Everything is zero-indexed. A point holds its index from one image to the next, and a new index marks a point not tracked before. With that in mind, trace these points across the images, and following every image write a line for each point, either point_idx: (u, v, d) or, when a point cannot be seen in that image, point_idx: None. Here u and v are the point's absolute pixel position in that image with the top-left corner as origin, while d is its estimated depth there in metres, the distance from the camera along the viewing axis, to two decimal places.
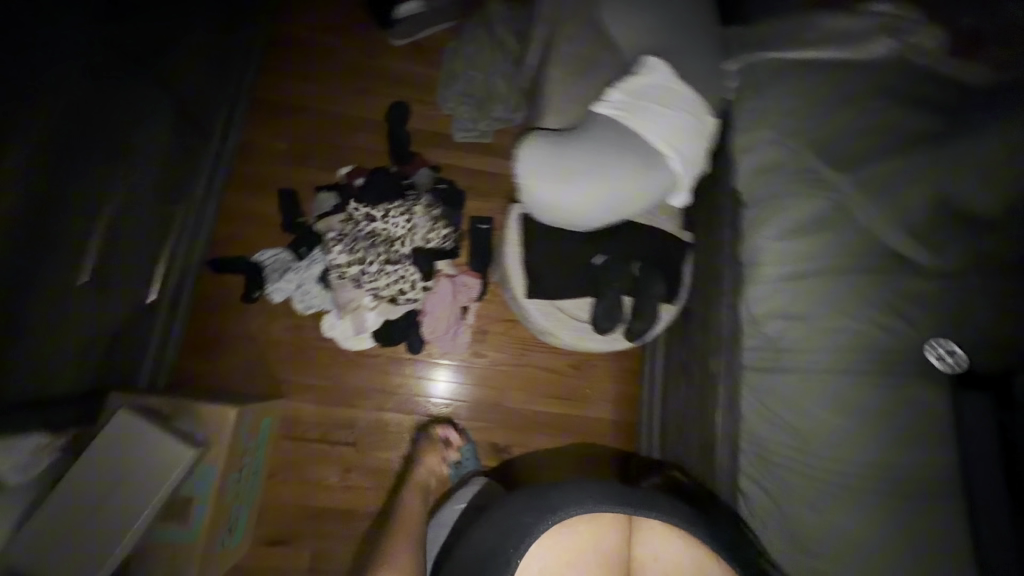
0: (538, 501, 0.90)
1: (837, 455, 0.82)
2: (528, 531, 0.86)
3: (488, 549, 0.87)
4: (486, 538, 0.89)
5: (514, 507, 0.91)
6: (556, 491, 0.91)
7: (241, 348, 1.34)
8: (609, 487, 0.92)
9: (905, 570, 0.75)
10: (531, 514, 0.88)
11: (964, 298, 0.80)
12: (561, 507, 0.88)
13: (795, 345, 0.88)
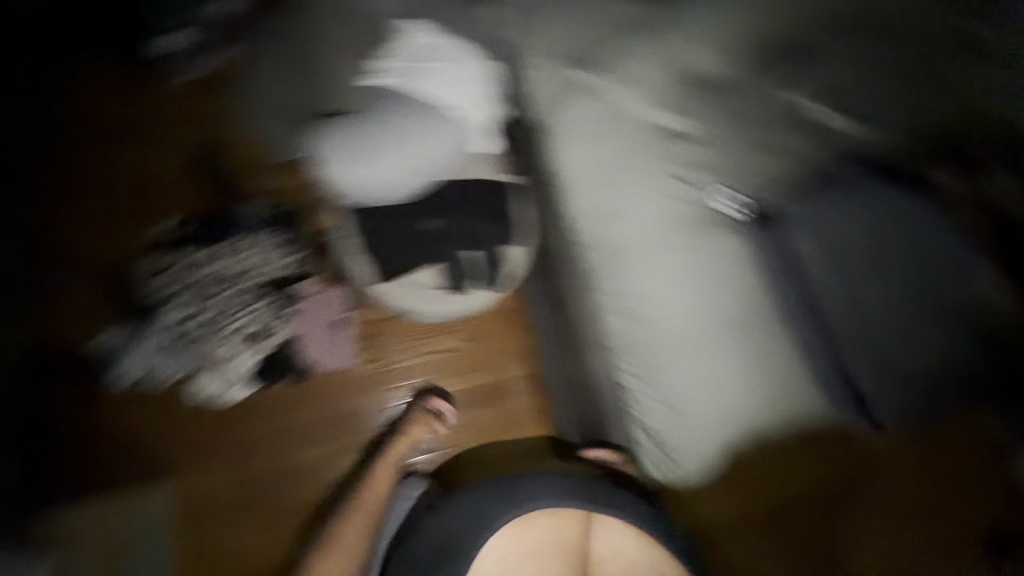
0: (494, 490, 1.02)
1: (688, 319, 0.97)
2: (489, 527, 0.99)
3: (453, 540, 0.99)
4: (448, 529, 1.00)
5: (472, 502, 1.01)
6: (518, 485, 1.02)
7: (116, 444, 1.24)
8: (570, 482, 1.02)
9: (750, 381, 0.97)
10: (495, 508, 1.00)
11: (735, 162, 0.99)
12: (520, 505, 1.00)
13: (632, 243, 0.99)
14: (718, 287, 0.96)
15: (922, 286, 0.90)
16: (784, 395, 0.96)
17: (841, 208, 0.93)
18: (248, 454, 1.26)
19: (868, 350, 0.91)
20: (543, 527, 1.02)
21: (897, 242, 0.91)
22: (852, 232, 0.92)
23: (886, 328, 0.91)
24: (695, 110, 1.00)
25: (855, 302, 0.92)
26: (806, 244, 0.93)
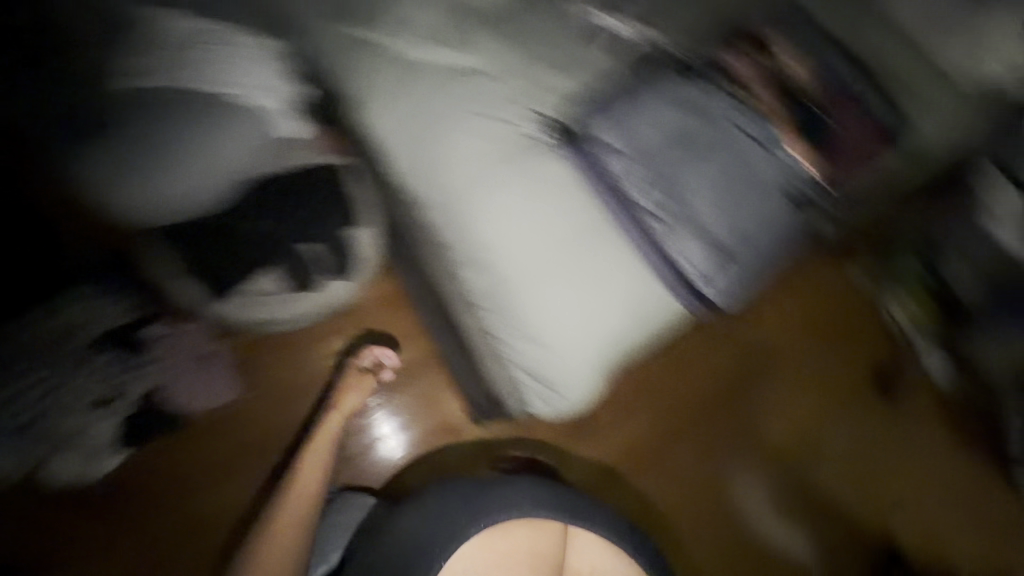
0: (463, 499, 1.15)
1: (530, 249, 0.97)
2: (457, 532, 1.11)
3: (422, 543, 1.10)
4: (416, 534, 1.11)
5: (438, 504, 1.14)
6: (494, 497, 1.15)
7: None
8: (546, 494, 1.17)
9: (600, 296, 1.00)
10: (466, 517, 1.12)
11: (532, 94, 1.01)
12: (494, 513, 1.13)
13: (457, 188, 0.96)
14: (549, 213, 0.97)
15: (719, 166, 1.00)
16: (632, 299, 1.01)
17: (641, 110, 0.99)
18: (179, 479, 1.22)
19: (690, 235, 0.98)
20: (518, 536, 1.16)
21: (692, 132, 1.00)
22: (656, 128, 0.98)
23: (699, 211, 0.98)
24: (487, 52, 1.02)
25: (669, 195, 0.98)
26: (618, 150, 0.97)
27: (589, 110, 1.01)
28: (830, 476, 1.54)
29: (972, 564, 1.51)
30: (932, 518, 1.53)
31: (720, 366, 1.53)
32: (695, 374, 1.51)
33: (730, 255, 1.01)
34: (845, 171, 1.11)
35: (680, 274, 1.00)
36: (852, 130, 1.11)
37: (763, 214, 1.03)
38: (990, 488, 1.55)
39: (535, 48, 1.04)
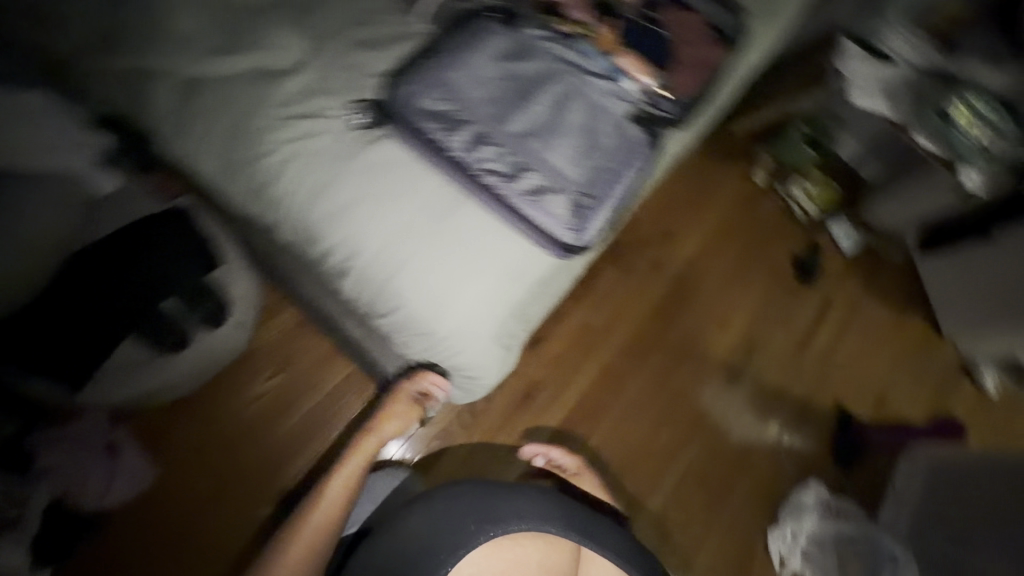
0: (476, 512, 1.11)
1: (382, 236, 0.88)
2: (464, 535, 1.09)
3: (430, 540, 1.08)
4: (426, 530, 1.09)
5: (451, 511, 1.11)
6: (503, 508, 1.13)
7: None
8: (547, 504, 1.16)
9: (478, 261, 0.89)
10: (475, 522, 1.10)
11: (343, 72, 0.91)
12: (498, 523, 1.11)
13: (285, 197, 0.89)
14: (382, 199, 0.88)
15: (553, 101, 0.95)
16: (496, 267, 0.89)
17: (456, 66, 0.92)
18: (187, 522, 1.19)
19: (536, 181, 0.89)
20: (517, 539, 1.15)
21: (516, 80, 0.94)
22: (475, 83, 0.92)
23: (540, 156, 0.90)
24: (280, 29, 0.91)
25: (503, 144, 0.90)
26: (437, 111, 0.89)
27: (398, 72, 0.90)
28: (757, 358, 1.81)
29: (870, 406, 1.83)
30: (838, 383, 1.84)
31: (641, 289, 1.78)
32: (624, 300, 1.74)
33: (586, 192, 0.91)
34: (681, 79, 1.06)
35: (538, 223, 0.88)
36: (677, 42, 1.09)
37: (613, 142, 0.95)
38: (871, 339, 1.94)
39: (335, 14, 0.94)
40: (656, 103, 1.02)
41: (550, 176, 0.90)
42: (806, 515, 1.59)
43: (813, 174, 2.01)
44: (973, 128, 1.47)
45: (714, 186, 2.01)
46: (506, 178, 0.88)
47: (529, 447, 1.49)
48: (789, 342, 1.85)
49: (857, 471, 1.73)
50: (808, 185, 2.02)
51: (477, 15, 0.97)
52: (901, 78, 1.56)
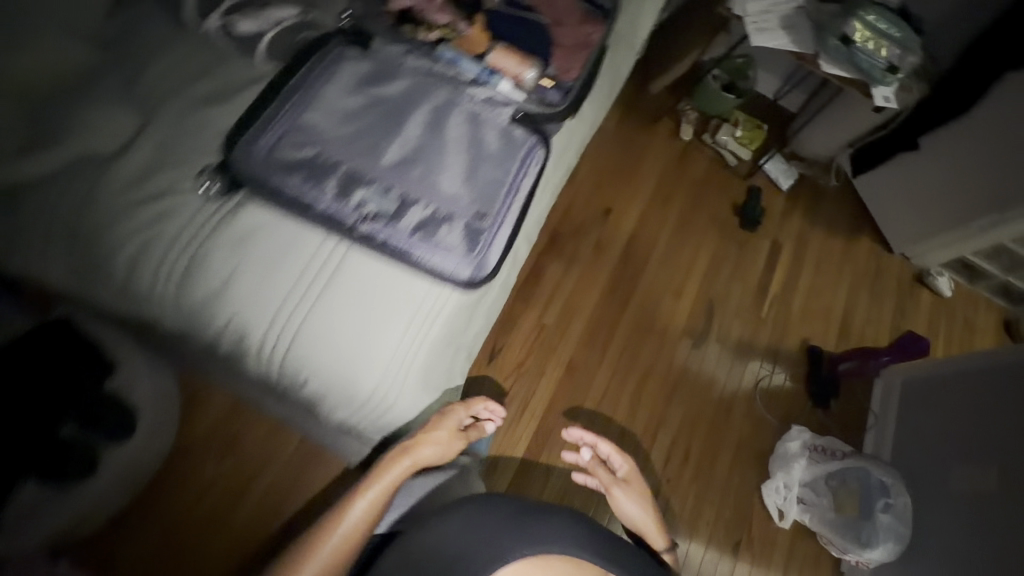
0: (513, 524, 0.85)
1: (267, 310, 0.77)
2: (498, 556, 0.81)
3: (458, 553, 0.81)
4: (454, 541, 0.83)
5: (486, 520, 0.85)
6: (545, 521, 0.88)
7: None
8: (591, 532, 0.89)
9: (378, 313, 0.79)
10: (513, 538, 0.84)
11: (185, 141, 0.80)
12: (538, 539, 0.84)
13: (145, 294, 0.76)
14: (258, 270, 0.77)
15: (426, 121, 0.86)
16: (402, 318, 0.79)
17: (311, 106, 0.82)
18: None
19: (423, 215, 0.80)
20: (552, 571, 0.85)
21: (383, 108, 0.85)
22: (337, 122, 0.83)
23: (422, 187, 0.82)
24: (104, 98, 0.79)
25: (378, 183, 0.81)
26: (298, 161, 0.79)
27: (246, 126, 0.80)
28: (718, 317, 1.79)
29: (833, 338, 1.85)
30: (800, 322, 1.84)
31: (589, 276, 1.74)
32: (574, 291, 1.70)
33: (480, 215, 0.83)
34: (562, 65, 1.00)
35: (433, 261, 0.79)
36: (550, 25, 1.02)
37: (501, 152, 0.87)
38: (824, 272, 1.94)
39: (167, 70, 0.83)
40: (542, 99, 0.95)
41: (437, 206, 0.82)
42: (794, 464, 1.57)
43: (738, 119, 2.04)
44: (872, 47, 1.44)
45: (642, 155, 1.97)
46: (388, 220, 0.79)
47: (574, 429, 1.36)
48: (745, 294, 1.84)
49: (834, 406, 1.75)
50: (735, 132, 2.02)
51: (327, 43, 0.87)
52: (793, 10, 1.52)
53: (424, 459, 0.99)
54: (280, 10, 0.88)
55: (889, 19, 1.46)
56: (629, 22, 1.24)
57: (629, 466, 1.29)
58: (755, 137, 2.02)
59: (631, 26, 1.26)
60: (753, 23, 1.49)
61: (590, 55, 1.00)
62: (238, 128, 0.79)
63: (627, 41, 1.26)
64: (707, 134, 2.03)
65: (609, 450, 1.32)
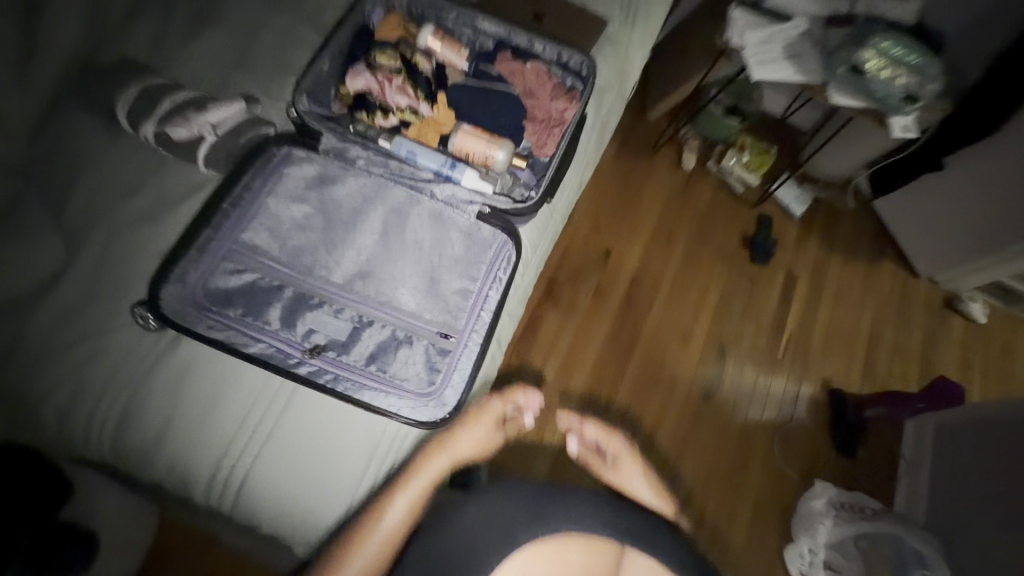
0: (528, 507, 0.71)
1: (206, 457, 0.69)
2: (508, 547, 0.66)
3: (468, 545, 0.66)
4: (467, 535, 0.68)
5: (500, 508, 0.70)
6: (568, 498, 0.73)
7: None
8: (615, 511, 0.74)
9: (334, 450, 0.72)
10: (529, 522, 0.69)
11: (116, 268, 0.73)
12: (559, 526, 0.70)
13: (76, 444, 0.69)
14: (198, 413, 0.69)
15: (382, 227, 0.78)
16: (359, 452, 0.73)
17: (252, 222, 0.75)
18: None
19: (378, 339, 0.73)
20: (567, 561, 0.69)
21: (332, 217, 0.77)
22: (280, 237, 0.75)
23: (376, 305, 0.74)
24: (38, 229, 0.72)
25: (327, 306, 0.73)
26: (237, 288, 0.71)
27: (180, 249, 0.70)
28: (731, 360, 1.63)
29: (858, 380, 1.67)
30: (821, 359, 1.68)
31: (590, 324, 1.58)
32: (578, 337, 1.54)
33: (444, 333, 0.75)
34: (535, 139, 0.92)
35: (393, 393, 0.71)
36: (522, 99, 0.92)
37: (467, 255, 0.79)
38: (845, 304, 1.76)
39: (101, 187, 0.76)
40: (515, 185, 0.87)
41: (395, 326, 0.74)
42: (819, 522, 1.41)
43: (744, 142, 1.83)
44: (887, 75, 1.30)
45: (644, 183, 1.81)
46: (339, 349, 0.71)
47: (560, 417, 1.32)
48: (760, 333, 1.68)
49: (862, 454, 1.59)
50: (741, 156, 1.82)
51: (267, 145, 0.78)
52: (797, 36, 1.38)
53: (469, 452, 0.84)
54: (220, 102, 0.79)
55: (908, 44, 1.32)
56: (609, 72, 1.13)
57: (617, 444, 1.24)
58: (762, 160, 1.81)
59: (610, 72, 1.14)
60: (753, 55, 1.36)
61: (567, 128, 0.90)
62: (172, 253, 0.70)
63: (611, 88, 1.14)
64: (709, 161, 1.86)
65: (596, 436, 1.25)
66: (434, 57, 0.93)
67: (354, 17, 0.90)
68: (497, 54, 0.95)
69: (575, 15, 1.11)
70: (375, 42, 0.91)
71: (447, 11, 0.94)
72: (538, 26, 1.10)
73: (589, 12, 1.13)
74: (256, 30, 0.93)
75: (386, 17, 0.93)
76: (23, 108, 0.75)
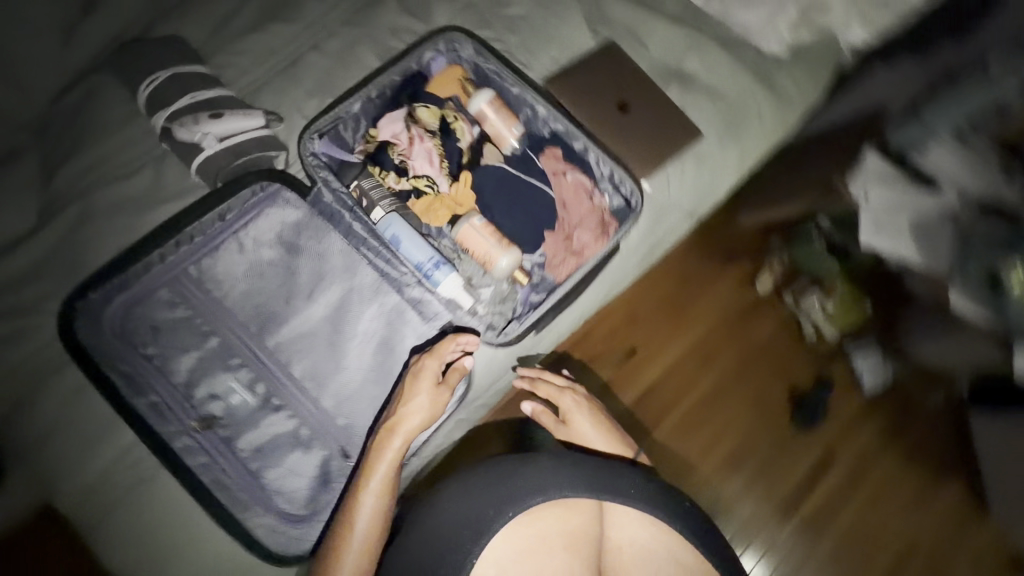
0: (497, 484, 0.71)
1: (63, 480, 0.64)
2: (485, 530, 0.67)
3: (445, 541, 0.67)
4: (445, 523, 0.68)
5: (466, 498, 0.70)
6: (524, 469, 0.72)
7: None
8: (583, 474, 0.72)
9: (184, 526, 0.65)
10: (495, 505, 0.69)
11: (72, 251, 0.70)
12: (528, 495, 0.70)
13: None
14: (74, 440, 0.65)
15: (336, 305, 0.70)
16: (213, 549, 0.66)
17: (207, 255, 0.69)
18: None
19: (278, 431, 0.65)
20: (544, 523, 0.73)
21: (291, 276, 0.70)
22: (232, 279, 0.69)
23: (293, 392, 0.67)
24: (21, 189, 0.72)
25: (241, 375, 0.66)
26: (161, 320, 0.66)
27: (110, 274, 0.65)
28: (731, 511, 1.40)
29: None
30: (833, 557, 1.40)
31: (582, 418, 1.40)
32: None
33: (346, 453, 0.66)
34: (549, 255, 0.79)
35: (257, 506, 0.62)
36: (553, 206, 0.81)
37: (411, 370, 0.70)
38: (885, 514, 1.44)
39: (95, 164, 0.74)
40: (505, 300, 0.78)
41: (302, 424, 0.66)
42: None
43: (835, 285, 1.44)
44: None
45: (706, 291, 1.53)
46: (230, 432, 0.64)
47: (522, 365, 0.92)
48: (767, 500, 1.42)
49: None
50: (825, 301, 1.46)
51: (246, 181, 0.70)
52: (936, 215, 1.02)
53: (413, 432, 0.64)
54: (234, 112, 0.75)
55: None
56: (683, 189, 0.98)
57: (566, 395, 0.91)
58: (847, 318, 1.44)
59: (684, 189, 0.98)
60: (869, 214, 1.03)
61: (581, 265, 0.77)
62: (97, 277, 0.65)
63: (681, 207, 0.98)
64: (788, 291, 1.51)
65: (547, 393, 0.91)
66: (482, 124, 0.81)
67: (409, 60, 0.79)
68: (548, 147, 0.83)
69: (669, 115, 0.96)
70: (425, 91, 0.82)
71: (512, 82, 0.81)
72: (619, 118, 0.95)
73: (686, 116, 0.97)
74: (319, 41, 0.87)
75: (449, 66, 0.82)
76: (63, 68, 0.76)
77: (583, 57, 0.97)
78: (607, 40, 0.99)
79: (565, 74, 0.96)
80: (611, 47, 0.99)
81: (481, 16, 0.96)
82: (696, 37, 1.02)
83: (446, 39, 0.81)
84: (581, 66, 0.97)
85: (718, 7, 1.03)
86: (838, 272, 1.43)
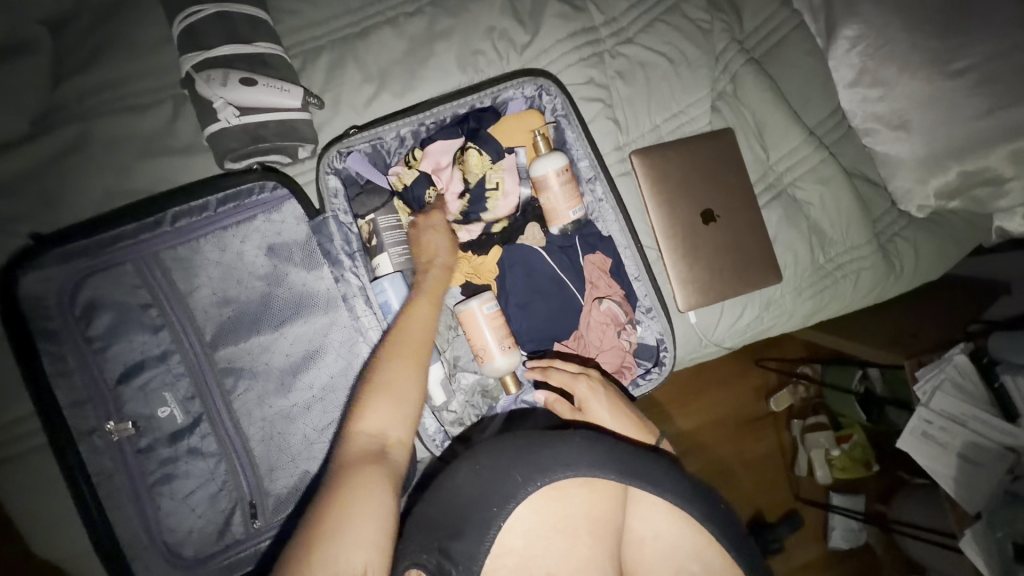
0: (524, 447, 0.58)
1: None
2: (510, 498, 0.54)
3: (465, 504, 0.55)
4: (465, 498, 0.56)
5: (477, 469, 0.57)
6: (556, 442, 0.58)
7: None
8: (615, 464, 0.57)
9: (67, 504, 0.62)
10: (517, 470, 0.56)
11: (54, 176, 0.64)
12: (559, 468, 0.56)
13: None
14: None
15: (300, 340, 0.64)
16: (79, 544, 0.63)
17: (184, 244, 0.61)
18: None
19: (195, 465, 0.61)
20: (571, 504, 0.60)
21: (267, 296, 0.63)
22: (198, 279, 0.61)
23: (226, 424, 0.61)
24: (12, 89, 0.64)
25: (179, 387, 0.60)
26: (112, 299, 0.59)
27: (76, 238, 0.59)
28: None
29: None
30: None
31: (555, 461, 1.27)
32: None
33: (255, 510, 0.62)
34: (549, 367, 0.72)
35: (144, 531, 0.59)
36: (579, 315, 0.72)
37: None
38: None
39: (109, 84, 0.66)
40: (484, 395, 0.72)
41: (222, 461, 0.61)
42: None
43: (851, 435, 1.16)
44: None
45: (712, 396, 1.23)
46: (149, 445, 0.60)
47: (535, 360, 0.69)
48: None
49: None
50: (833, 447, 1.17)
51: (247, 179, 0.62)
52: (995, 448, 0.90)
53: (445, 281, 0.63)
54: (269, 85, 0.64)
55: None
56: (732, 331, 0.85)
57: (582, 381, 0.66)
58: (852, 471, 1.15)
59: (733, 331, 0.85)
60: (922, 423, 0.94)
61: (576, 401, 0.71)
62: (55, 238, 0.58)
63: (719, 345, 0.86)
64: (797, 421, 1.21)
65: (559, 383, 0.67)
66: (538, 191, 0.68)
67: (484, 96, 0.68)
68: (599, 251, 0.72)
69: (752, 240, 0.81)
70: (489, 133, 0.71)
71: (587, 164, 0.69)
72: (697, 229, 0.80)
73: (769, 246, 0.82)
74: (394, 18, 0.73)
75: (524, 112, 0.71)
76: None
77: (691, 138, 0.81)
78: (724, 127, 0.83)
79: (663, 152, 0.80)
80: (727, 134, 0.82)
81: (593, 47, 0.79)
82: (828, 164, 0.84)
83: (535, 83, 0.68)
84: (684, 150, 0.80)
85: (872, 134, 0.83)
86: (860, 425, 1.17)
